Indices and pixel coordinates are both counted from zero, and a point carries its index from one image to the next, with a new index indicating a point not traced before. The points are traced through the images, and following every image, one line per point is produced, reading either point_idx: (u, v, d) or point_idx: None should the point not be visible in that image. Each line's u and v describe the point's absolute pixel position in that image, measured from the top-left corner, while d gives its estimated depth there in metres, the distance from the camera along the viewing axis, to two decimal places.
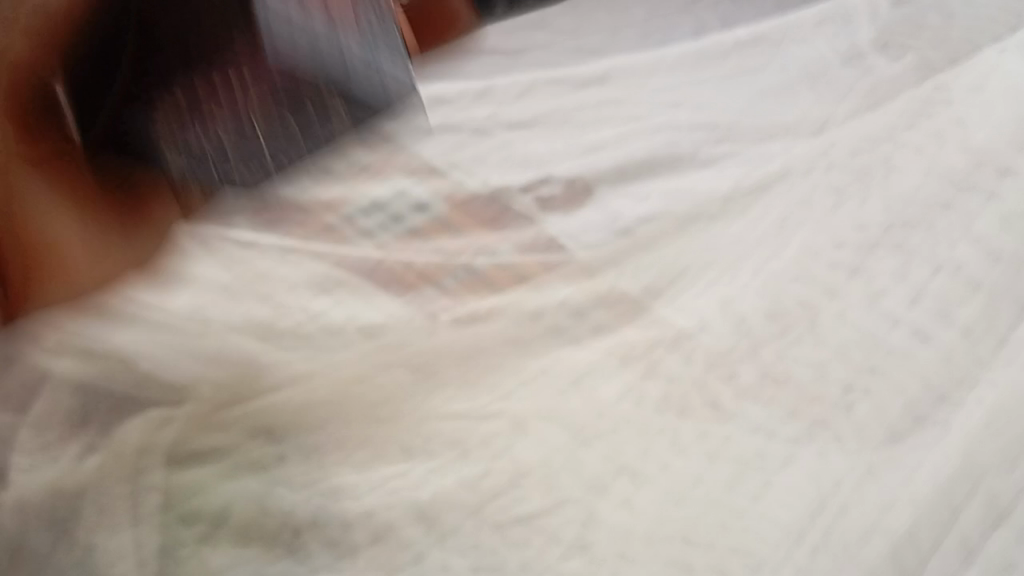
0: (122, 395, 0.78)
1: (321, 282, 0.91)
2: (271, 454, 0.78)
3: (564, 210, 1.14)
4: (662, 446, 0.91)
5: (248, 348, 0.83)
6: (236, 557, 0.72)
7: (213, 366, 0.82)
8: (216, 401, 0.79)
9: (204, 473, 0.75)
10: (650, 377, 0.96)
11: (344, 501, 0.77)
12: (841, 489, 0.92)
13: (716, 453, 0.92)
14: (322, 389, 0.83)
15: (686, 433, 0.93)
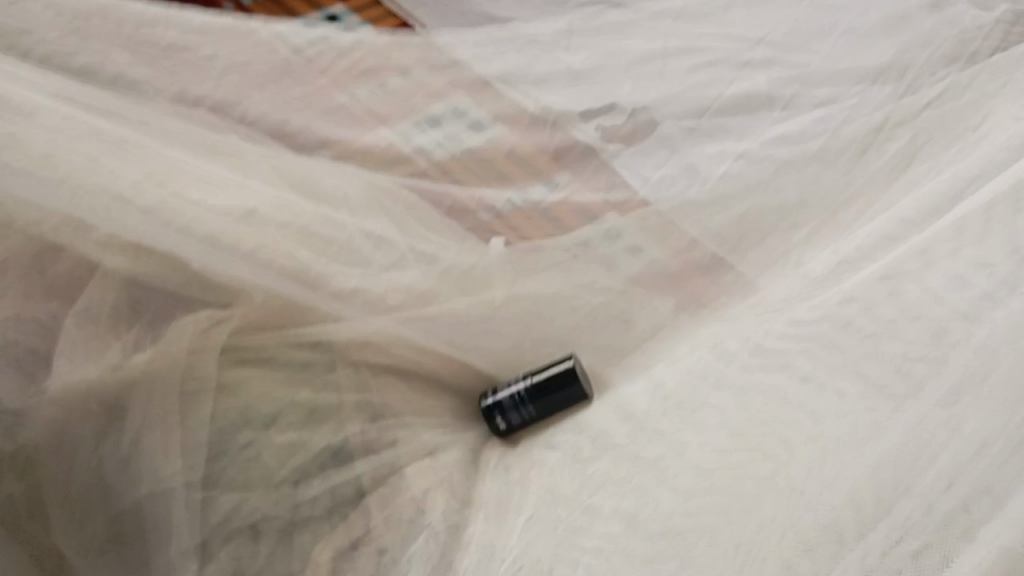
0: (174, 299, 0.61)
1: (374, 196, 0.68)
2: (332, 362, 0.66)
3: (623, 98, 0.84)
4: (663, 417, 0.68)
5: (280, 249, 0.62)
6: (292, 467, 0.63)
7: (258, 291, 0.63)
8: (244, 330, 0.63)
9: (235, 400, 0.62)
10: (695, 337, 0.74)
11: (391, 427, 0.68)
12: (879, 417, 0.58)
13: (717, 420, 0.66)
14: (352, 286, 0.65)
15: (681, 428, 0.67)
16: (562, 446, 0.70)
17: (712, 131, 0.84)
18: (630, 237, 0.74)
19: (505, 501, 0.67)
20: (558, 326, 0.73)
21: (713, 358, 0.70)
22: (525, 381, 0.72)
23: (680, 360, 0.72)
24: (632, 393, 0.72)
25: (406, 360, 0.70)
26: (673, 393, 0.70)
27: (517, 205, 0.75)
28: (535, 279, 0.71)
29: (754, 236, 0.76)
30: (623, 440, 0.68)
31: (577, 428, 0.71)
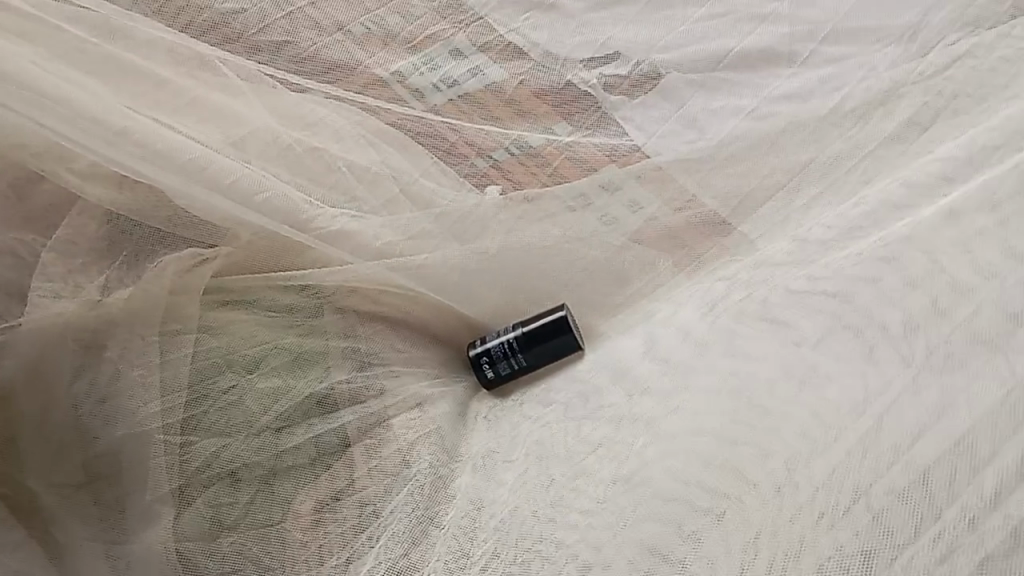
0: (153, 239, 0.62)
1: (366, 135, 0.63)
2: (322, 308, 0.65)
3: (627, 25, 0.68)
4: (654, 385, 0.59)
5: (271, 191, 0.60)
6: (277, 413, 0.60)
7: (241, 231, 0.62)
8: (230, 271, 0.64)
9: (220, 343, 0.61)
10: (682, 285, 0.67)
11: (382, 376, 0.64)
12: (940, 429, 0.46)
13: (708, 390, 0.56)
14: (338, 228, 0.62)
15: (673, 394, 0.57)
16: (532, 407, 0.63)
17: (742, 80, 0.68)
18: (630, 191, 0.66)
19: (485, 472, 0.59)
20: (552, 275, 0.68)
21: (709, 331, 0.60)
22: (515, 330, 0.66)
23: (672, 332, 0.62)
24: (615, 351, 0.65)
25: (399, 309, 0.67)
26: (663, 368, 0.60)
27: (519, 155, 0.65)
28: (530, 230, 0.66)
29: (764, 193, 0.66)
30: (611, 417, 0.58)
31: (553, 393, 0.64)
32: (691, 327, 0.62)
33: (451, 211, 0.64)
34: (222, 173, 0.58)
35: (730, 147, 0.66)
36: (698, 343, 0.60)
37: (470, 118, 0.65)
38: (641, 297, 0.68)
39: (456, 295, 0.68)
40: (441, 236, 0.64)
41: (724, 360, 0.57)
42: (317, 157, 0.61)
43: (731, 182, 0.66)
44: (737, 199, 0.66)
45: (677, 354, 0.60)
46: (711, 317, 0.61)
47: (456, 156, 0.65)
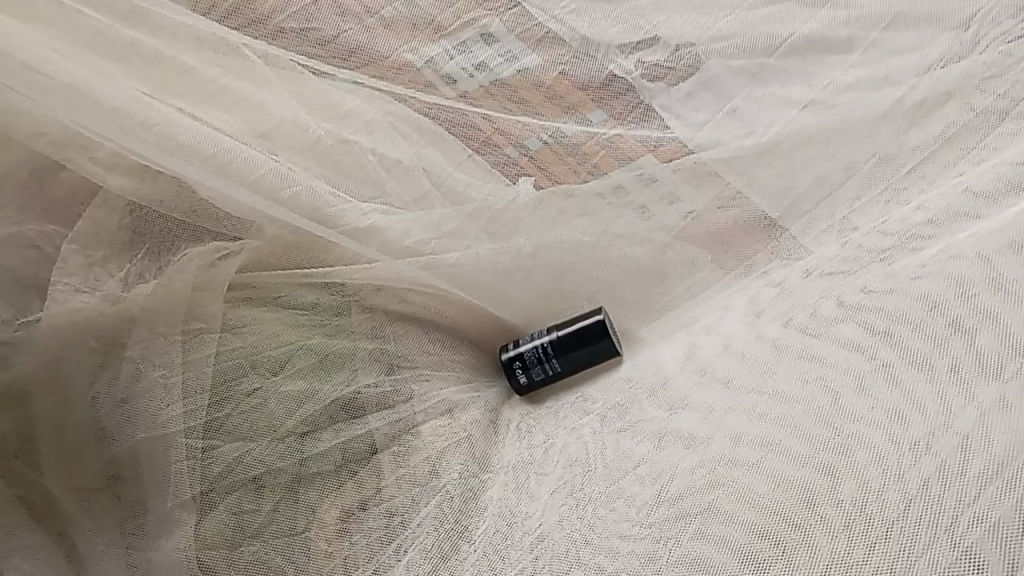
0: (178, 231, 0.60)
1: (398, 125, 0.59)
2: (349, 307, 0.62)
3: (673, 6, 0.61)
4: (695, 397, 0.56)
5: (298, 186, 0.57)
6: (302, 417, 0.58)
7: (267, 224, 0.59)
8: (254, 265, 0.61)
9: (244, 343, 0.59)
10: (727, 292, 0.66)
11: (410, 380, 0.62)
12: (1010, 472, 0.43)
13: (751, 406, 0.53)
14: (369, 224, 0.60)
15: (713, 405, 0.55)
16: (568, 414, 0.61)
17: (791, 70, 0.62)
18: (675, 189, 0.63)
19: (517, 486, 0.56)
20: (588, 277, 0.66)
21: (753, 342, 0.57)
22: (549, 334, 0.63)
23: (715, 339, 0.60)
24: (657, 360, 0.62)
25: (429, 309, 0.65)
26: (705, 379, 0.57)
27: (551, 143, 0.62)
28: (568, 228, 0.63)
29: (813, 191, 0.63)
30: (647, 426, 0.56)
31: (595, 400, 0.61)
32: (733, 334, 0.59)
33: (486, 207, 0.62)
34: (245, 165, 0.55)
35: (783, 143, 0.62)
36: (741, 350, 0.58)
37: (501, 106, 0.61)
38: (683, 301, 0.67)
39: (488, 294, 0.65)
40: (475, 234, 0.62)
41: (772, 375, 0.54)
42: (346, 151, 0.59)
43: (780, 180, 0.63)
44: (787, 200, 0.63)
45: (722, 363, 0.57)
46: (757, 324, 0.58)
47: (488, 148, 0.61)
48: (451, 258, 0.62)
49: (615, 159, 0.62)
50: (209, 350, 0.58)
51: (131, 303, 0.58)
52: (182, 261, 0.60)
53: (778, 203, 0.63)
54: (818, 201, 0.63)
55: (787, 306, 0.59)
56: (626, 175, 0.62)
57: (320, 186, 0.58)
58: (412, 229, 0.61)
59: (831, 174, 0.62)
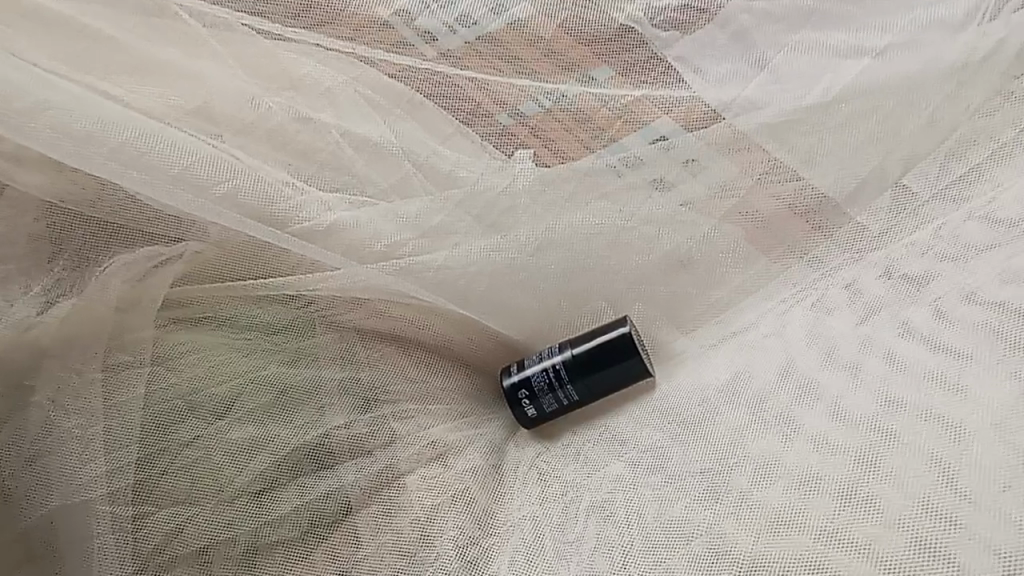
0: (108, 234, 0.47)
1: (365, 94, 0.48)
2: (313, 327, 0.50)
3: None
4: (752, 437, 0.43)
5: (231, 182, 0.45)
6: (257, 471, 0.46)
7: (213, 225, 0.47)
8: (196, 279, 0.49)
9: (182, 379, 0.47)
10: (787, 296, 0.51)
11: (391, 416, 0.49)
12: None
13: (837, 452, 0.40)
14: (325, 227, 0.47)
15: (780, 453, 0.41)
16: (597, 458, 0.47)
17: (841, 15, 0.49)
18: (712, 163, 0.49)
19: (531, 560, 0.44)
20: (608, 274, 0.52)
21: (822, 363, 0.44)
22: (563, 352, 0.50)
23: (773, 356, 0.47)
24: (698, 385, 0.48)
25: (409, 324, 0.51)
26: (767, 419, 0.43)
27: (550, 108, 0.50)
28: (582, 213, 0.50)
29: (898, 161, 0.50)
30: (695, 475, 0.43)
31: (632, 438, 0.47)
32: (794, 348, 0.46)
33: (479, 193, 0.49)
34: (160, 152, 0.44)
35: (856, 99, 0.48)
36: (821, 372, 0.44)
37: (491, 68, 0.50)
38: (727, 306, 0.53)
39: (484, 305, 0.51)
40: (465, 227, 0.49)
41: (854, 410, 0.41)
42: (308, 137, 0.47)
43: (849, 148, 0.49)
44: (860, 174, 0.50)
45: (797, 389, 0.44)
46: (827, 339, 0.46)
47: (478, 114, 0.50)
48: (436, 258, 0.49)
49: (636, 122, 0.49)
50: (135, 388, 0.46)
51: (43, 331, 0.46)
52: (107, 273, 0.47)
53: (846, 186, 0.50)
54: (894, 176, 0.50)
55: (868, 309, 0.46)
56: (643, 146, 0.49)
57: (266, 175, 0.46)
58: (384, 228, 0.48)
59: (912, 146, 0.49)
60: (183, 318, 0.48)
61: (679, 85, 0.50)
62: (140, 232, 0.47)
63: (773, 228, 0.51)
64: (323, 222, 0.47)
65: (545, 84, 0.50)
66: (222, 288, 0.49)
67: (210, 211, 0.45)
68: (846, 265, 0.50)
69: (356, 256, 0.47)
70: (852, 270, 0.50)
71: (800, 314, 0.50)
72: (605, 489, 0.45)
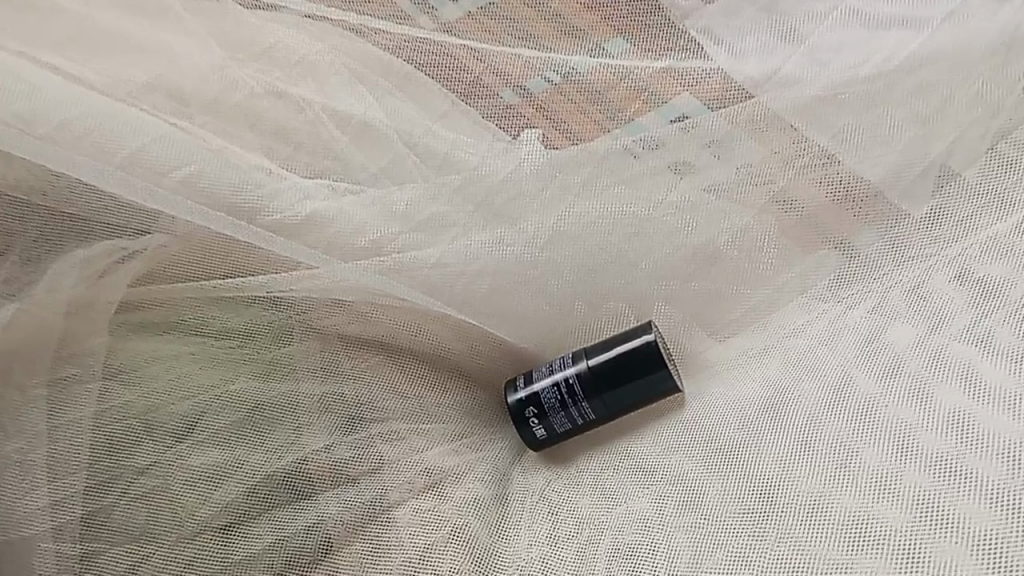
0: (64, 231, 0.41)
1: (351, 65, 0.42)
2: (290, 332, 0.43)
3: None
4: (800, 472, 0.37)
5: (193, 167, 0.38)
6: (222, 503, 0.39)
7: (178, 217, 0.40)
8: (158, 274, 0.42)
9: (136, 396, 0.40)
10: (841, 298, 0.44)
11: (379, 438, 0.42)
12: None
13: (903, 496, 0.34)
14: (303, 219, 0.40)
15: (834, 493, 0.35)
16: (616, 487, 0.41)
17: None
18: (746, 149, 0.42)
19: None
20: (629, 271, 0.45)
21: (882, 382, 0.38)
22: (577, 364, 0.43)
23: (824, 371, 0.40)
24: (733, 406, 0.41)
25: (402, 330, 0.45)
26: (820, 448, 0.37)
27: (560, 83, 0.43)
28: (597, 201, 0.43)
29: (967, 143, 0.42)
30: (732, 516, 0.37)
31: (658, 467, 0.41)
32: (847, 361, 0.39)
33: (479, 178, 0.42)
34: (112, 137, 0.38)
35: None
36: (884, 393, 0.37)
37: (493, 39, 0.44)
38: (770, 307, 0.45)
39: (488, 307, 0.45)
40: (465, 219, 0.42)
41: (925, 445, 0.35)
42: (282, 117, 0.41)
43: (914, 133, 0.42)
44: (923, 160, 0.42)
45: (857, 413, 0.37)
46: (892, 352, 0.39)
47: (477, 90, 0.43)
48: (428, 255, 0.42)
49: (657, 96, 0.43)
50: (84, 406, 0.40)
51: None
52: (60, 269, 0.40)
53: (908, 171, 0.42)
54: (968, 161, 0.43)
55: (940, 321, 0.39)
56: (664, 129, 0.43)
57: (238, 160, 0.40)
58: (370, 218, 0.41)
59: (987, 127, 0.42)
60: (145, 320, 0.42)
61: (704, 56, 0.43)
62: (96, 223, 0.41)
63: (819, 224, 0.44)
64: (300, 213, 0.40)
65: (551, 56, 0.44)
66: (186, 287, 0.42)
67: (172, 198, 0.39)
68: (911, 262, 0.43)
69: (338, 252, 0.41)
70: (919, 269, 0.43)
71: (859, 318, 0.43)
72: (625, 526, 0.39)
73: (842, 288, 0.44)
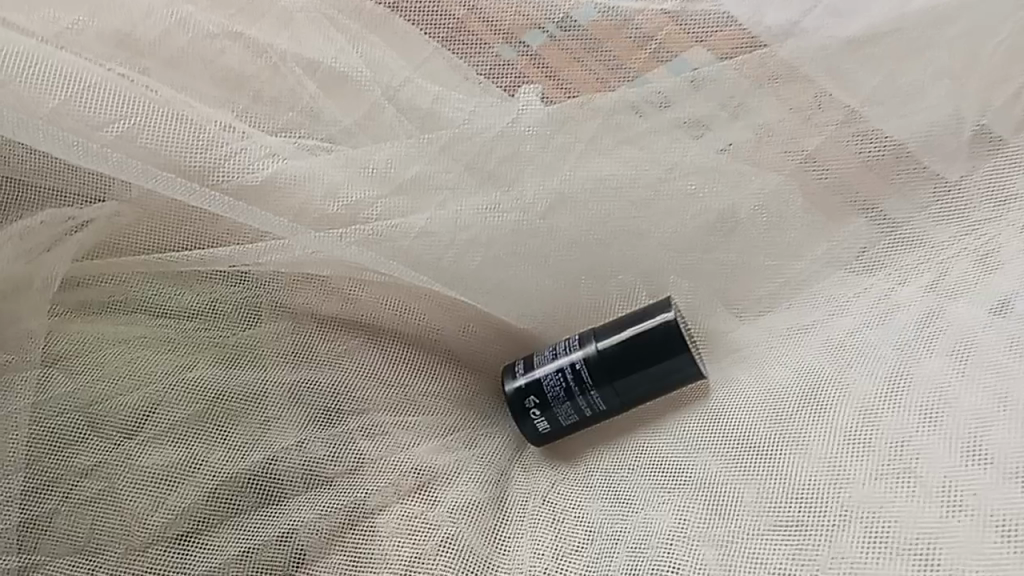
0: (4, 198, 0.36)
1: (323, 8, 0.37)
2: (258, 312, 0.38)
3: None
4: (851, 477, 0.32)
5: (133, 120, 0.33)
6: (179, 508, 0.34)
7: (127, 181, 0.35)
8: (105, 250, 0.37)
9: (83, 385, 0.35)
10: (882, 275, 0.38)
11: (358, 434, 0.37)
12: None
13: (978, 511, 0.29)
14: (263, 181, 0.35)
15: (895, 505, 0.30)
16: (634, 495, 0.36)
17: None
18: (771, 101, 0.38)
19: None
20: (639, 242, 0.40)
21: (946, 371, 0.32)
22: (584, 347, 0.39)
23: (875, 358, 0.35)
24: (769, 396, 0.36)
25: (385, 309, 0.40)
26: (875, 449, 0.32)
27: (560, 36, 0.38)
28: (605, 159, 0.38)
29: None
30: (772, 531, 0.32)
31: (681, 468, 0.36)
32: (903, 347, 0.34)
33: (470, 134, 0.37)
34: (51, 79, 0.32)
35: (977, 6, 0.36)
36: (947, 385, 0.32)
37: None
38: (808, 283, 0.39)
39: (483, 284, 0.40)
40: (453, 180, 0.37)
41: (1002, 448, 0.29)
42: (255, 69, 0.36)
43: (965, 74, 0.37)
44: (977, 108, 0.37)
45: (915, 406, 0.32)
46: (954, 335, 0.34)
47: (467, 40, 0.38)
48: (410, 223, 0.37)
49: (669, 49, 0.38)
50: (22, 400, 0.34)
51: None
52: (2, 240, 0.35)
53: (960, 121, 0.37)
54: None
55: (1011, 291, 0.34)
56: (673, 80, 0.38)
57: (191, 112, 0.34)
58: (346, 183, 0.36)
59: None
60: (94, 298, 0.37)
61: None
62: (37, 189, 0.36)
63: (857, 184, 0.39)
64: (265, 176, 0.35)
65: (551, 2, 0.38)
66: (135, 264, 0.37)
67: (116, 156, 0.33)
68: (971, 226, 0.37)
69: (308, 221, 0.36)
70: (983, 235, 0.37)
71: (912, 296, 0.37)
72: (641, 539, 0.34)
73: (895, 262, 0.38)
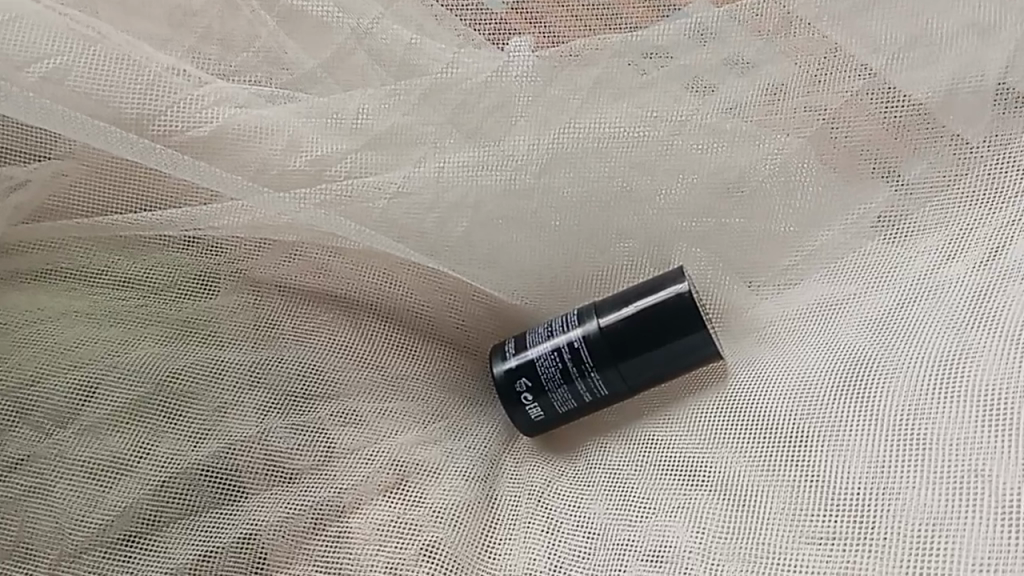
0: None
1: None
2: (214, 283, 0.34)
3: None
4: (901, 482, 0.27)
5: (60, 58, 0.28)
6: (119, 507, 0.30)
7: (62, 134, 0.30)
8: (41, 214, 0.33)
9: (12, 368, 0.31)
10: (928, 244, 0.33)
11: (329, 421, 0.33)
12: None
13: None
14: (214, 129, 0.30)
15: (953, 515, 0.26)
16: (648, 499, 0.32)
17: None
18: (791, 47, 0.34)
19: None
20: (644, 206, 0.36)
21: (1013, 356, 0.28)
22: (584, 324, 0.34)
23: (924, 342, 0.30)
24: (801, 384, 0.32)
25: (361, 283, 0.36)
26: (929, 448, 0.28)
27: None
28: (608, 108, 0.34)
29: None
30: (811, 543, 0.28)
31: (698, 467, 0.32)
32: (957, 328, 0.30)
33: (453, 80, 0.32)
34: None
35: None
36: (1008, 370, 0.28)
37: None
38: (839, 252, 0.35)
39: (471, 254, 0.35)
40: (435, 133, 0.33)
41: None
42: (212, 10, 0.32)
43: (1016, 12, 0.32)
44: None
45: (973, 397, 0.28)
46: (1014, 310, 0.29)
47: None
48: (387, 183, 0.32)
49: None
50: None
51: None
52: None
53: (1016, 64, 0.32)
54: None
55: None
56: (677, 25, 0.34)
57: (132, 52, 0.29)
58: (315, 136, 0.31)
59: None
60: (27, 266, 0.33)
61: None
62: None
63: (895, 142, 0.34)
64: (220, 125, 0.30)
65: None
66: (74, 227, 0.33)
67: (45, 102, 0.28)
68: None
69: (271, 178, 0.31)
70: None
71: (952, 281, 0.32)
72: (655, 549, 0.30)
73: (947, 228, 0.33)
